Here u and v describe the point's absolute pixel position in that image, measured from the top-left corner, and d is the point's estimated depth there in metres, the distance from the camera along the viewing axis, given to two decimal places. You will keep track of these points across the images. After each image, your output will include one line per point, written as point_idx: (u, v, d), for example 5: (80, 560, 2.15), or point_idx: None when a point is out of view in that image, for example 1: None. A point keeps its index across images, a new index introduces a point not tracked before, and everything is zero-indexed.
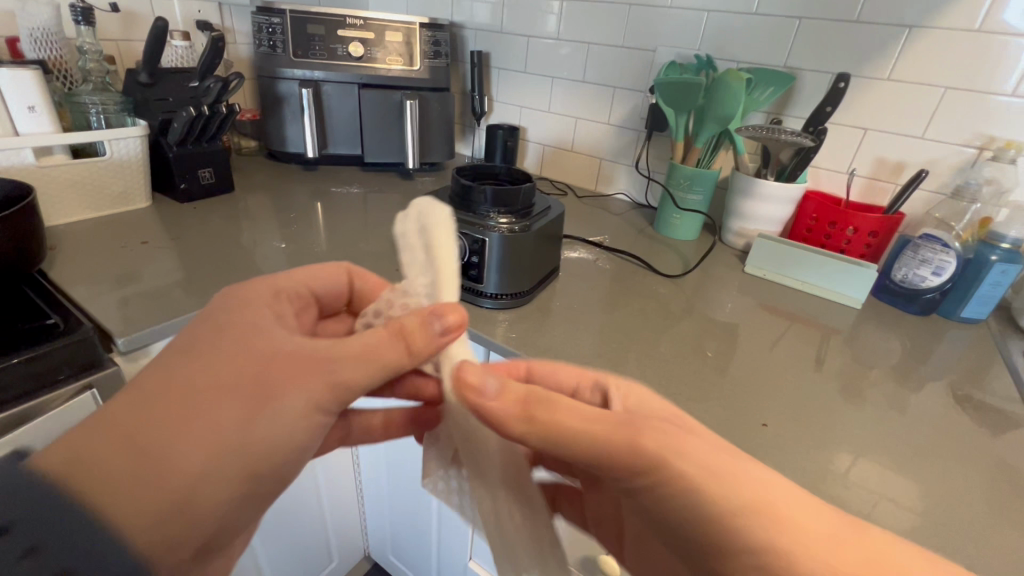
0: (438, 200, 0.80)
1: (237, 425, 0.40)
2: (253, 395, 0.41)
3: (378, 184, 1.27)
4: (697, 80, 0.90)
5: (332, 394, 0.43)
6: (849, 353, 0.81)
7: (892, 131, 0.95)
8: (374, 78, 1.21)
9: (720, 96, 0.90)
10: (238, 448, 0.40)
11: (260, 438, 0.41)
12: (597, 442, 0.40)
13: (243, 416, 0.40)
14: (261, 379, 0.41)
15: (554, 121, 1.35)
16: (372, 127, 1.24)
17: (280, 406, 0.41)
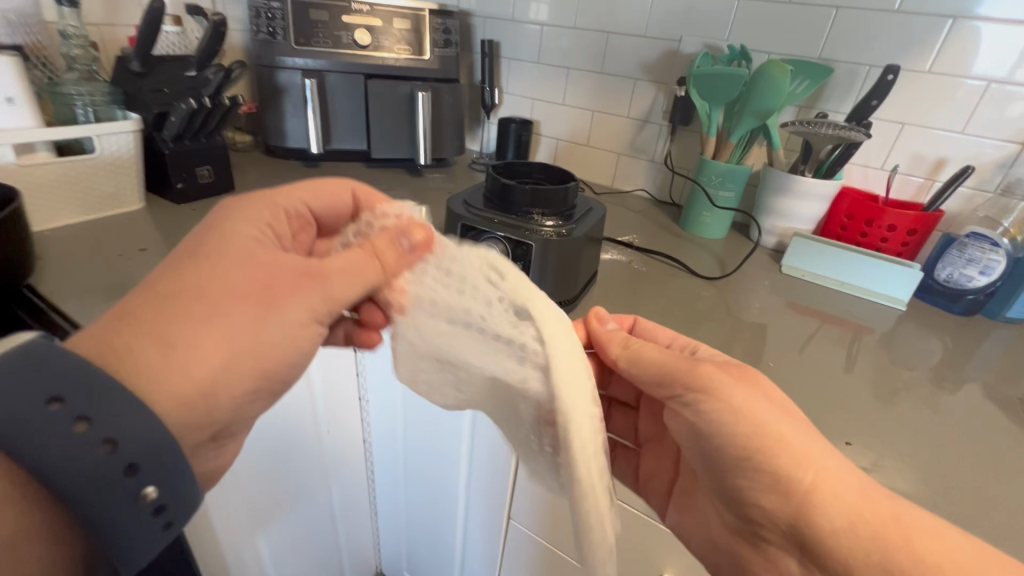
0: (472, 201, 0.74)
1: (246, 330, 0.43)
2: (259, 296, 0.43)
3: (387, 181, 1.20)
4: (740, 72, 0.85)
5: (329, 307, 0.46)
6: (899, 357, 0.79)
7: (930, 126, 0.92)
8: (380, 68, 1.13)
9: (763, 89, 0.85)
10: (241, 352, 0.43)
11: (268, 341, 0.44)
12: (668, 370, 0.54)
13: (250, 322, 0.43)
14: (268, 286, 0.44)
15: (568, 114, 1.29)
16: (378, 120, 1.16)
17: (287, 312, 0.44)
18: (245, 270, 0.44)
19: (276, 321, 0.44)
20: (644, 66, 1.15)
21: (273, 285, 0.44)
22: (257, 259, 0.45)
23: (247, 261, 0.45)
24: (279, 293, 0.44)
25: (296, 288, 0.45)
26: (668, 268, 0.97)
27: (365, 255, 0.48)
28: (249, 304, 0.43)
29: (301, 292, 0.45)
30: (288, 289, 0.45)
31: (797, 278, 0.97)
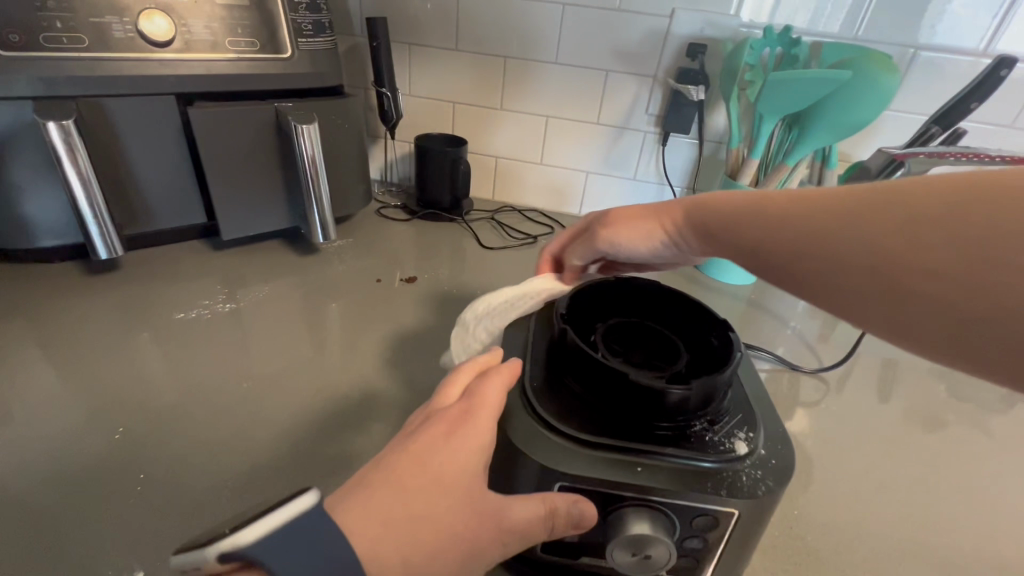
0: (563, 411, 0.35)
1: (429, 506, 0.27)
2: (449, 478, 0.29)
3: (266, 277, 0.73)
4: (848, 74, 0.59)
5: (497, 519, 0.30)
6: (1022, 425, 0.66)
7: (979, 120, 0.76)
8: (209, 85, 0.63)
9: (861, 97, 0.62)
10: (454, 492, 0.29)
11: (451, 537, 0.27)
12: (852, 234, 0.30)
13: (430, 506, 0.27)
14: (461, 466, 0.29)
15: (511, 123, 0.91)
16: (220, 177, 0.65)
17: (474, 523, 0.28)
18: (449, 432, 0.30)
19: (466, 525, 0.28)
20: (619, 52, 0.82)
21: (447, 458, 0.29)
22: (470, 418, 0.31)
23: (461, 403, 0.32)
24: (469, 473, 0.29)
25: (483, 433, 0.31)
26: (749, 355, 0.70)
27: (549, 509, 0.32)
28: (446, 496, 0.28)
29: (492, 506, 0.29)
30: (476, 482, 0.30)
31: (874, 331, 0.77)
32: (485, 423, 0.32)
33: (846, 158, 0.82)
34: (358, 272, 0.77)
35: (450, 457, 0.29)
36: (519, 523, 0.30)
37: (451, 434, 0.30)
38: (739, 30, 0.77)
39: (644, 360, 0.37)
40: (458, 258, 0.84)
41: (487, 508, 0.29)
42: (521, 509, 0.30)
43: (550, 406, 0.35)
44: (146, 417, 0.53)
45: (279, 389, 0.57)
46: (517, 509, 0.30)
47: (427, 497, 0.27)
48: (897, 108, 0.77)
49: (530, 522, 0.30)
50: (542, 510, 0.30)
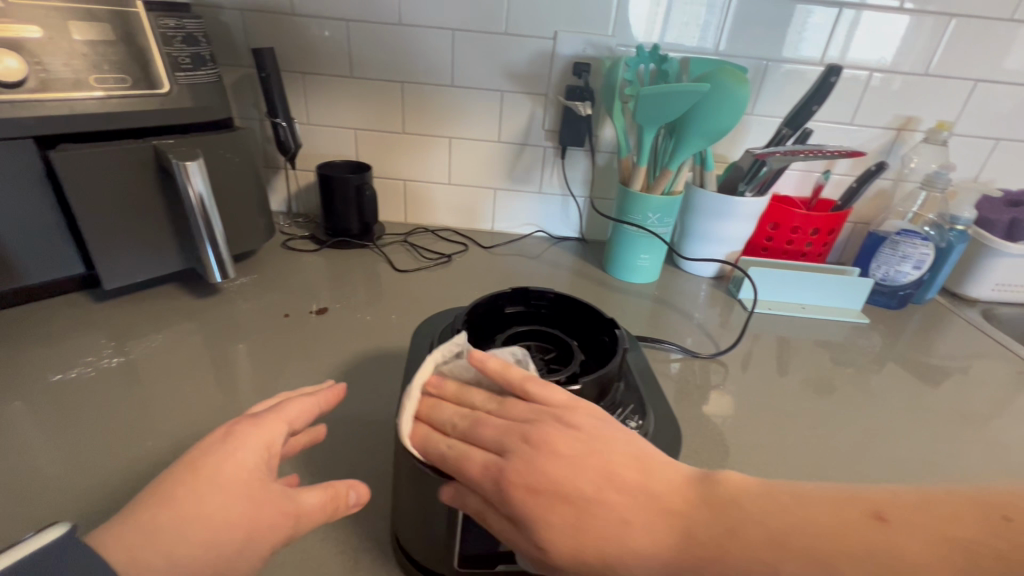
0: None
1: (198, 512, 0.33)
2: (224, 486, 0.34)
3: (158, 325, 0.69)
4: (707, 86, 0.65)
5: (277, 509, 0.35)
6: (887, 381, 0.75)
7: (826, 119, 0.87)
8: (72, 126, 0.59)
9: (722, 104, 0.69)
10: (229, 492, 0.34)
11: (226, 534, 0.33)
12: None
13: (211, 505, 0.33)
14: (237, 475, 0.34)
15: (414, 146, 0.92)
16: (94, 222, 0.61)
17: (253, 514, 0.34)
18: (232, 444, 0.36)
19: (242, 522, 0.34)
20: (510, 73, 0.86)
21: (223, 464, 0.35)
22: (259, 428, 0.37)
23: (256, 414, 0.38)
24: (246, 479, 0.35)
25: (267, 444, 0.36)
26: (656, 349, 0.74)
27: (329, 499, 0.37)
28: (219, 501, 0.33)
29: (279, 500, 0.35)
30: (258, 483, 0.35)
31: (765, 313, 0.85)
32: (274, 432, 0.37)
33: (724, 159, 0.90)
34: (262, 309, 0.74)
35: (226, 467, 0.34)
36: (305, 509, 0.36)
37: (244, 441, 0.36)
38: (617, 48, 0.83)
39: (540, 366, 0.39)
40: (370, 284, 0.82)
41: (267, 506, 0.34)
42: (308, 497, 0.36)
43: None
44: (16, 496, 0.47)
45: (176, 445, 0.54)
46: (304, 498, 0.36)
47: (198, 504, 0.33)
48: (760, 112, 0.86)
49: (319, 507, 0.36)
50: (327, 498, 0.37)
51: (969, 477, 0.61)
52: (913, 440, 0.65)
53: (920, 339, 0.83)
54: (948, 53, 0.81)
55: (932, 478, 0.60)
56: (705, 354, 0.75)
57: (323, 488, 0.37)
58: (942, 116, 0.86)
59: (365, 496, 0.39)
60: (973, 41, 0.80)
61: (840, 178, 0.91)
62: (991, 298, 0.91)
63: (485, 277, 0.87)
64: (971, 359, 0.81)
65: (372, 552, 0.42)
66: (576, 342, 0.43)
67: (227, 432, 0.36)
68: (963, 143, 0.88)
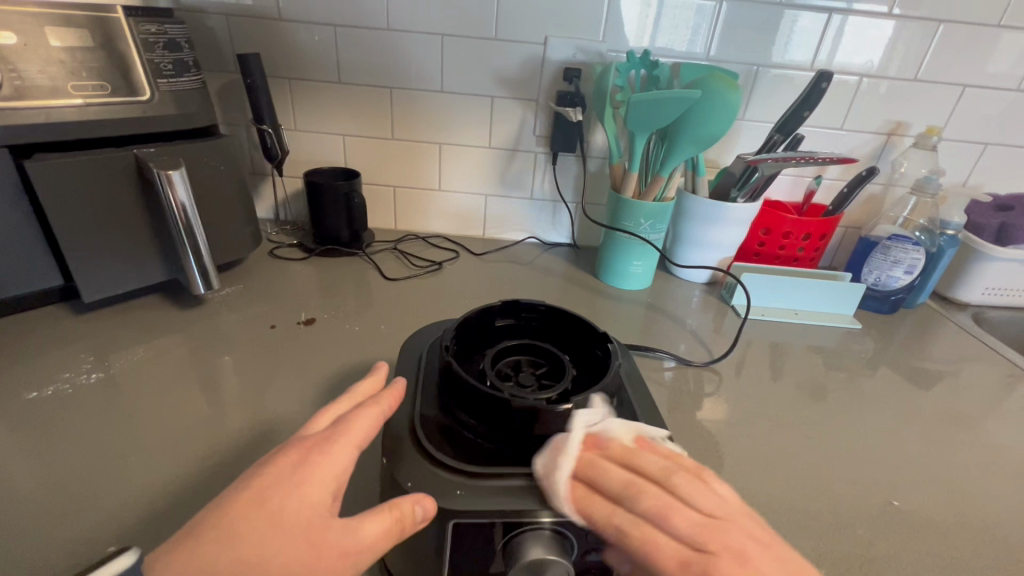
0: (456, 448, 0.35)
1: (255, 553, 0.29)
2: (281, 521, 0.30)
3: (140, 338, 0.67)
4: (698, 93, 0.65)
5: (332, 543, 0.30)
6: (881, 387, 0.75)
7: (816, 125, 0.87)
8: (48, 134, 0.57)
9: (713, 111, 0.69)
10: (280, 533, 0.30)
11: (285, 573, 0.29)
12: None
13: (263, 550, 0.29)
14: (295, 507, 0.30)
15: (404, 152, 0.91)
16: (72, 233, 0.59)
17: (308, 554, 0.29)
18: (292, 471, 0.32)
19: (301, 559, 0.29)
20: (501, 79, 0.85)
21: (275, 501, 0.30)
22: (322, 449, 0.32)
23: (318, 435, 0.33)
24: (308, 511, 0.30)
25: (320, 471, 0.31)
26: (650, 358, 0.74)
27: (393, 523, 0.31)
28: (277, 538, 0.29)
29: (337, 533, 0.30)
30: (320, 513, 0.31)
31: (757, 319, 0.85)
32: (338, 456, 0.32)
33: (715, 165, 0.90)
34: (249, 320, 0.72)
35: (285, 499, 0.30)
36: (367, 542, 0.30)
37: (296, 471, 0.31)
38: (607, 54, 0.83)
39: (531, 382, 0.39)
40: (360, 293, 0.81)
41: (329, 540, 0.30)
42: (370, 526, 0.31)
43: (446, 445, 0.36)
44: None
45: (158, 463, 0.52)
46: (365, 528, 0.31)
47: (252, 541, 0.30)
48: (750, 117, 0.86)
49: (381, 537, 0.31)
50: (390, 524, 0.31)
51: (966, 483, 0.61)
52: (908, 447, 0.65)
53: (912, 344, 0.83)
54: (936, 58, 0.82)
55: (928, 486, 0.59)
56: (699, 362, 0.74)
57: (384, 512, 0.31)
58: (931, 121, 0.86)
59: (433, 508, 0.32)
60: (961, 47, 0.81)
61: (831, 183, 0.91)
62: (981, 302, 0.91)
63: (476, 284, 0.86)
64: (964, 364, 0.81)
65: None
66: (567, 357, 0.42)
67: (288, 456, 0.33)
68: (951, 147, 0.88)
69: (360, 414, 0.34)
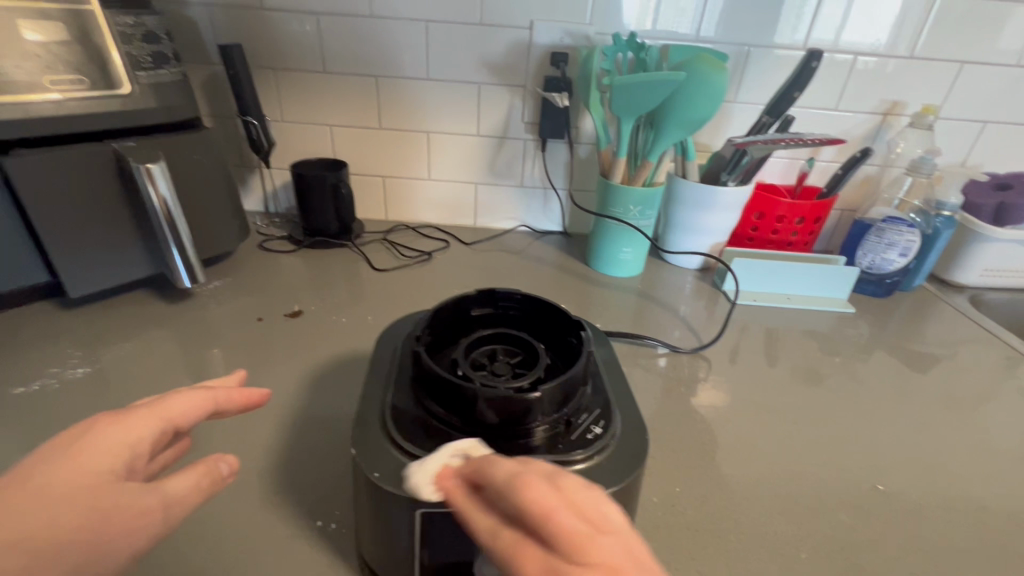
0: (428, 437, 0.35)
1: (13, 526, 0.26)
2: (55, 491, 0.27)
3: (127, 333, 0.67)
4: (683, 75, 0.64)
5: (127, 508, 0.29)
6: (874, 370, 0.74)
7: (809, 106, 0.85)
8: (27, 130, 0.57)
9: (700, 93, 0.67)
10: (53, 506, 0.27)
11: (55, 545, 0.27)
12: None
13: (36, 520, 0.26)
14: (78, 473, 0.28)
15: (392, 142, 0.90)
16: (53, 230, 0.59)
17: (93, 522, 0.28)
18: (83, 441, 0.29)
19: (78, 526, 0.27)
20: (487, 65, 0.84)
21: (53, 472, 0.28)
22: (123, 419, 0.31)
23: (121, 408, 0.32)
24: (92, 476, 0.29)
25: (119, 438, 0.30)
26: (639, 345, 0.73)
27: (197, 480, 0.32)
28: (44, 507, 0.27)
29: (131, 498, 0.29)
30: (110, 479, 0.29)
31: (750, 305, 0.84)
32: (142, 427, 0.31)
33: (707, 149, 0.88)
34: (235, 313, 0.72)
35: (61, 468, 0.28)
36: (172, 498, 0.31)
37: (87, 440, 0.30)
38: (595, 37, 0.81)
39: (505, 371, 0.38)
40: (349, 284, 0.81)
41: (121, 503, 0.29)
42: (174, 483, 0.31)
43: (415, 435, 0.36)
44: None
45: None
46: (169, 485, 0.31)
47: (15, 515, 0.26)
48: (742, 100, 0.84)
49: (188, 493, 0.31)
50: (196, 479, 0.32)
51: (957, 467, 0.60)
52: (899, 430, 0.64)
53: (908, 327, 0.82)
54: (934, 34, 0.79)
55: (917, 469, 0.59)
56: (688, 347, 0.74)
57: (187, 473, 0.32)
58: (928, 100, 0.84)
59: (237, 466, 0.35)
60: (960, 20, 0.78)
61: (825, 166, 0.90)
62: (980, 283, 0.90)
63: (466, 274, 0.85)
64: (960, 346, 0.80)
65: (336, 566, 0.41)
66: (543, 345, 0.42)
67: (72, 429, 0.30)
68: (949, 126, 0.86)
69: (182, 390, 0.33)
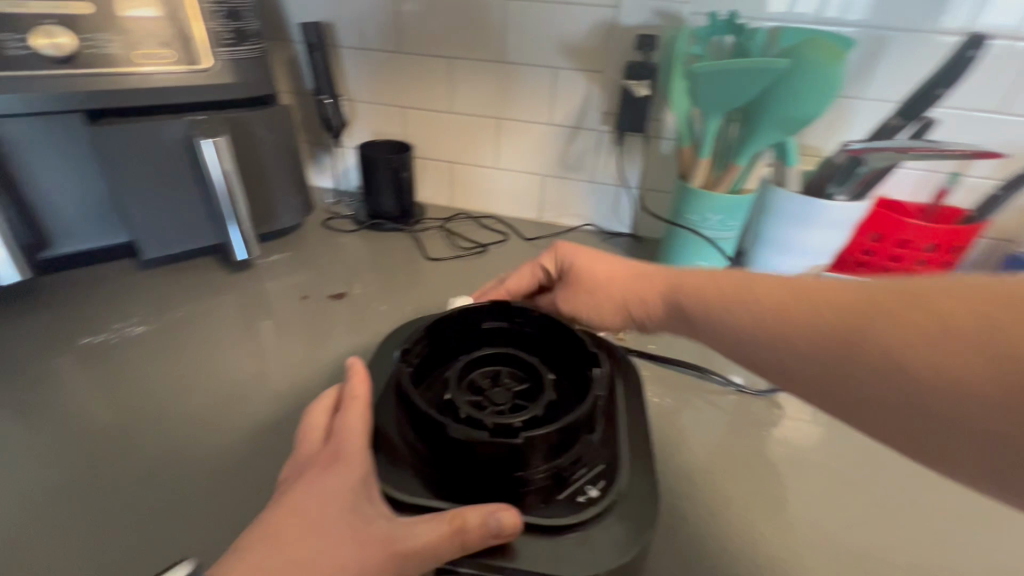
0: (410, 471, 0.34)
1: (297, 549, 0.29)
2: (323, 517, 0.31)
3: (189, 298, 0.71)
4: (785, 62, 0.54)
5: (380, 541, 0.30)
6: None
7: (962, 106, 0.68)
8: (117, 100, 0.61)
9: (805, 86, 0.57)
10: (322, 532, 0.30)
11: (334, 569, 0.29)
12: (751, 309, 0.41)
13: (309, 547, 0.30)
14: (329, 502, 0.31)
15: (461, 127, 0.87)
16: (132, 196, 0.64)
17: (356, 549, 0.30)
18: (326, 472, 0.33)
19: (347, 548, 0.30)
20: (564, 47, 0.77)
21: (310, 501, 0.31)
22: (342, 456, 0.34)
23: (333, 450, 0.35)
24: (341, 505, 0.31)
25: (344, 471, 0.33)
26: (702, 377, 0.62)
27: (444, 528, 0.30)
28: (321, 535, 0.30)
29: (380, 532, 0.30)
30: (353, 504, 0.32)
31: None
32: (357, 458, 0.34)
33: (814, 153, 0.74)
34: (286, 289, 0.74)
35: (322, 497, 0.32)
36: (421, 542, 0.30)
37: (322, 476, 0.33)
38: (689, 18, 0.71)
39: (503, 401, 0.34)
40: (398, 270, 0.79)
41: (374, 531, 0.31)
42: (424, 532, 0.30)
43: (400, 478, 0.34)
44: (17, 454, 0.50)
45: (171, 418, 0.54)
46: (417, 532, 0.30)
47: (295, 541, 0.30)
48: (868, 96, 0.70)
49: (436, 540, 0.30)
50: (447, 528, 0.30)
51: None
52: None
53: None
54: None
55: None
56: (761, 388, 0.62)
57: (440, 521, 0.30)
58: None
59: (510, 519, 0.30)
60: None
61: (975, 183, 0.72)
62: None
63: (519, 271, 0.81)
64: None
65: None
66: (554, 375, 0.36)
67: (315, 470, 0.34)
68: None
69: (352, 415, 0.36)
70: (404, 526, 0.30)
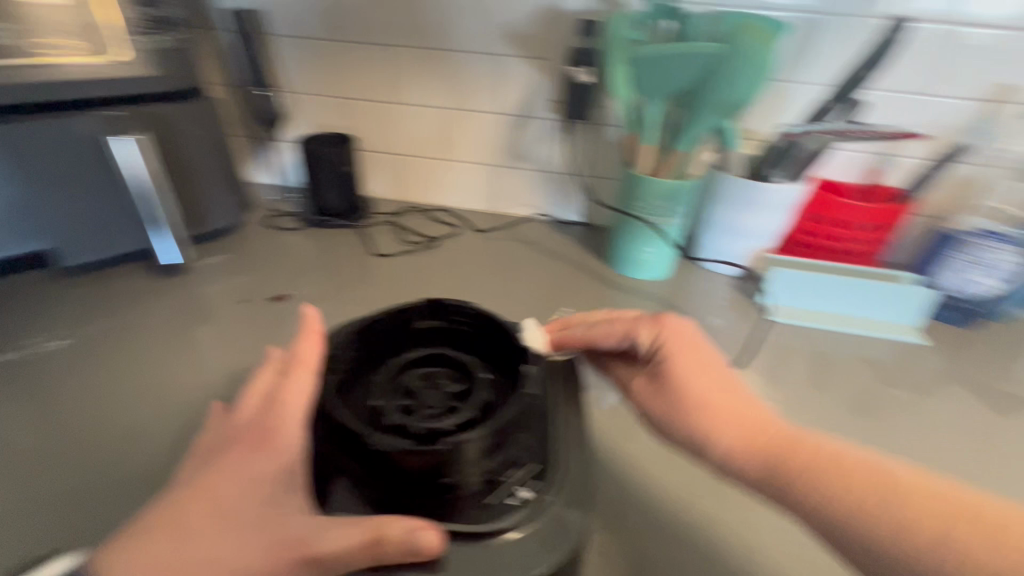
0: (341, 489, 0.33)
1: (208, 549, 0.31)
2: (238, 515, 0.32)
3: (116, 306, 0.67)
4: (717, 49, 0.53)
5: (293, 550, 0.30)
6: (942, 416, 0.60)
7: (891, 89, 0.70)
8: (17, 96, 0.56)
9: (740, 71, 0.57)
10: (235, 532, 0.31)
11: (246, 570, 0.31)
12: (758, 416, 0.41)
13: (218, 546, 0.31)
14: (247, 497, 0.32)
15: (406, 118, 0.85)
16: (43, 202, 0.61)
17: (269, 552, 0.31)
18: (253, 456, 0.34)
19: (258, 552, 0.31)
20: (507, 33, 0.75)
21: (228, 493, 0.33)
22: (272, 438, 0.34)
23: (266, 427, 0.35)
24: (257, 501, 0.32)
25: (267, 460, 0.33)
26: None
27: (360, 538, 0.29)
28: (236, 533, 0.32)
29: (295, 536, 0.31)
30: (271, 504, 0.32)
31: (791, 324, 0.72)
32: (287, 444, 0.34)
33: (756, 138, 0.76)
34: (224, 292, 0.71)
35: (240, 489, 0.33)
36: (332, 553, 0.29)
37: (248, 462, 0.33)
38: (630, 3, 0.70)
39: (438, 403, 0.35)
40: (345, 267, 0.77)
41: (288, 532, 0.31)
42: (336, 540, 0.30)
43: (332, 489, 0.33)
44: None
45: (94, 435, 0.51)
46: (331, 540, 0.30)
47: (211, 539, 0.31)
48: (805, 79, 0.71)
49: (351, 550, 0.29)
50: (361, 539, 0.29)
51: None
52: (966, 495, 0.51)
53: (995, 366, 0.67)
54: None
55: None
56: None
57: (355, 534, 0.30)
58: None
59: (434, 541, 0.29)
60: None
61: (906, 162, 0.74)
62: None
63: (470, 264, 0.79)
64: None
65: None
66: (490, 374, 0.38)
67: (242, 449, 0.35)
68: None
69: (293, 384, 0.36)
70: (320, 535, 0.30)
